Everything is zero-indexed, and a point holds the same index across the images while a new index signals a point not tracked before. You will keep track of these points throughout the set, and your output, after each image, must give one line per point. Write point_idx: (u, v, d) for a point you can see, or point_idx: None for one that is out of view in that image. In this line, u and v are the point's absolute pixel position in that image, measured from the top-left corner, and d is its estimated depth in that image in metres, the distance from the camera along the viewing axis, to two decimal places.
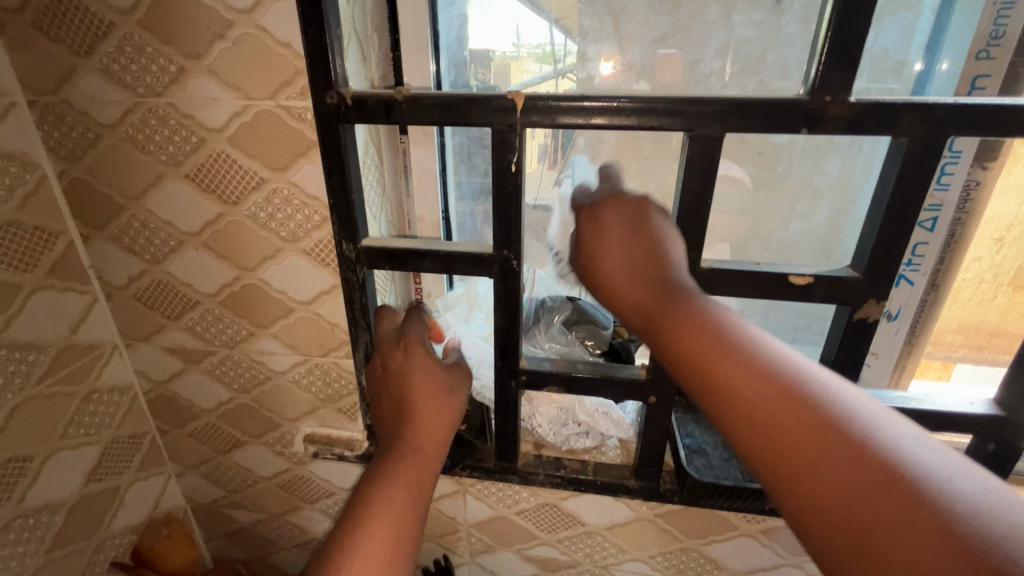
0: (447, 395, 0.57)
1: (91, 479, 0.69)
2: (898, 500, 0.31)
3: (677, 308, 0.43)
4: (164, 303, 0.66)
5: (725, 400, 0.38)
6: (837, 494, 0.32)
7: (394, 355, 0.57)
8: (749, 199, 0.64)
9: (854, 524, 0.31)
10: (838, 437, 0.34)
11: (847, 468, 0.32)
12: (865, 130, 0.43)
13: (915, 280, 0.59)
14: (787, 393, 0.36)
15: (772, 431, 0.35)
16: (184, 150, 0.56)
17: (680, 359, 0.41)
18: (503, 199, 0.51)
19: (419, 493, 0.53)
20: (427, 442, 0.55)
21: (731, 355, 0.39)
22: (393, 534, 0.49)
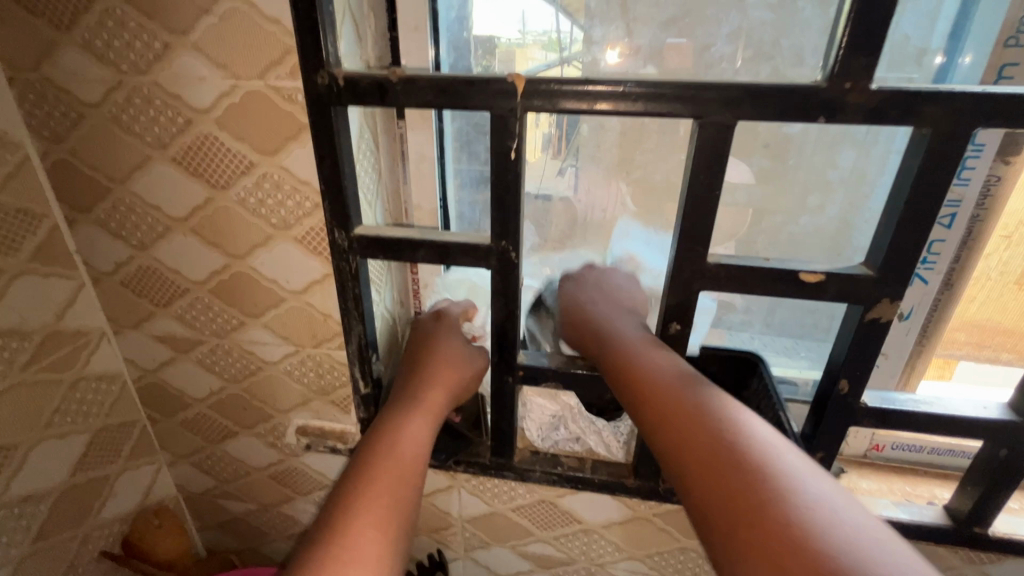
0: (466, 360, 0.61)
1: (78, 468, 0.68)
2: (757, 492, 0.38)
3: (628, 349, 0.53)
4: (152, 290, 0.65)
5: (648, 412, 0.47)
6: (720, 495, 0.39)
7: (427, 324, 0.64)
8: (758, 191, 0.62)
9: (723, 508, 0.39)
10: (725, 445, 0.42)
11: (725, 467, 0.40)
12: (887, 119, 0.41)
13: (929, 279, 0.56)
14: (699, 414, 0.44)
15: (677, 438, 0.44)
16: (170, 131, 0.54)
17: (620, 382, 0.51)
18: (502, 188, 0.49)
19: (428, 435, 0.54)
20: (441, 391, 0.57)
21: (657, 378, 0.48)
22: (403, 464, 0.49)
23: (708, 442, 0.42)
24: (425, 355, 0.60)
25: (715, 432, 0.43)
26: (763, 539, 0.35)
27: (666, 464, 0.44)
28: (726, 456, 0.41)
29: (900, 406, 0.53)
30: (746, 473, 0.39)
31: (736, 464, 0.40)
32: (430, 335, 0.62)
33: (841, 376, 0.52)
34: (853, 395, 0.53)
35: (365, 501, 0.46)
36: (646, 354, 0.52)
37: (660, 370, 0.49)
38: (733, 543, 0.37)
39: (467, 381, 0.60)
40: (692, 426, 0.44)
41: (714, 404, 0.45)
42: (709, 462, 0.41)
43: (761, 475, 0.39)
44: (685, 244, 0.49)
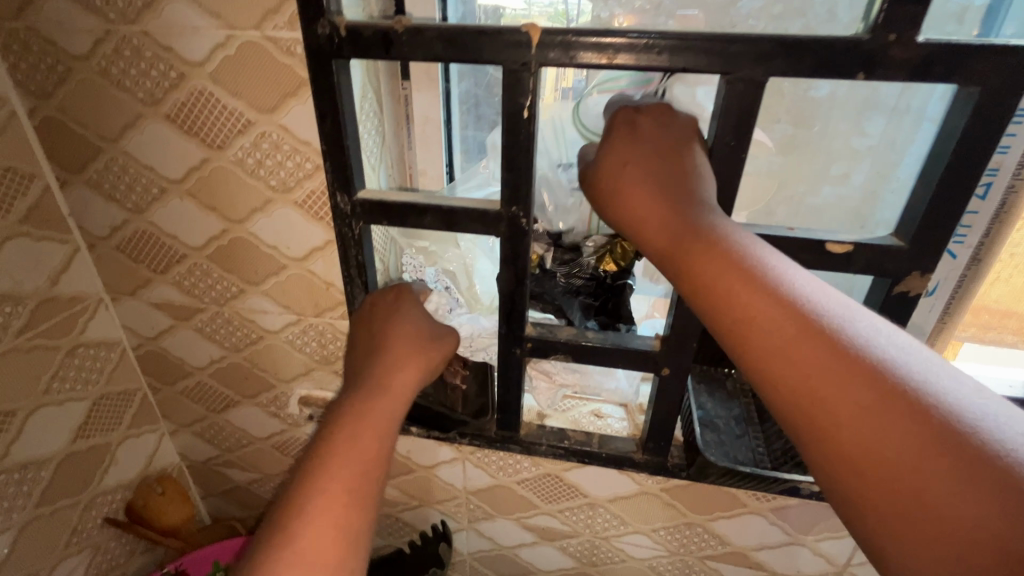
0: (429, 341, 0.53)
1: (78, 436, 0.67)
2: (931, 443, 0.29)
3: (710, 246, 0.39)
4: (149, 255, 0.63)
5: (749, 338, 0.36)
6: (875, 448, 0.30)
7: (387, 299, 0.55)
8: (780, 160, 0.59)
9: (881, 466, 0.30)
10: (872, 378, 0.31)
11: (876, 411, 0.31)
12: (932, 76, 0.38)
13: (958, 252, 0.54)
14: (826, 338, 0.33)
15: (800, 372, 0.33)
16: (162, 87, 0.51)
17: (703, 297, 0.38)
18: (513, 148, 0.46)
19: (385, 433, 0.47)
20: (398, 380, 0.49)
21: (759, 290, 0.36)
22: (350, 475, 0.43)
23: (844, 375, 0.32)
24: (381, 338, 0.52)
25: (853, 361, 0.32)
26: (951, 512, 0.28)
27: (781, 402, 0.34)
28: (874, 390, 0.31)
29: None
30: (909, 417, 0.30)
31: (894, 406, 0.30)
32: (390, 311, 0.54)
33: None
34: None
35: (310, 517, 0.40)
36: (734, 253, 0.38)
37: (757, 278, 0.36)
38: (892, 504, 0.30)
39: (434, 365, 0.53)
40: (820, 355, 0.33)
41: (838, 317, 0.34)
42: (852, 403, 0.31)
43: (934, 420, 0.29)
44: None
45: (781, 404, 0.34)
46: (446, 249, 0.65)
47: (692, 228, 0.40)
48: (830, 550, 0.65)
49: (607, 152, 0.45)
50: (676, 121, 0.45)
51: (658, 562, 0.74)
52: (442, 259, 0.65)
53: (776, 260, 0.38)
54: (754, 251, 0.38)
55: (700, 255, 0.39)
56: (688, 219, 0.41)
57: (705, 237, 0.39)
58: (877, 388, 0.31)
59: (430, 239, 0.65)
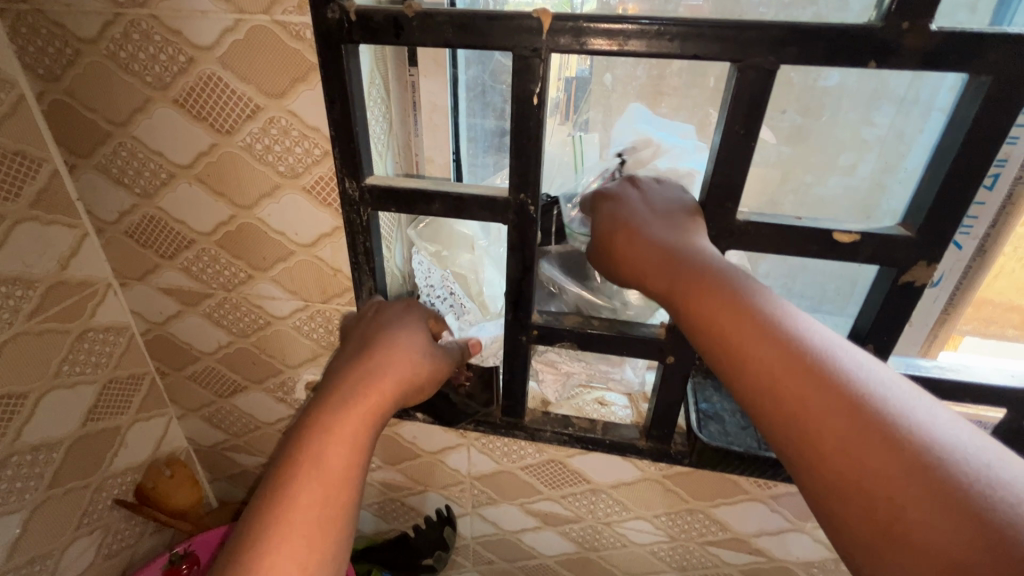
0: (420, 358, 0.51)
1: (89, 419, 0.68)
2: (917, 480, 0.29)
3: (705, 284, 0.41)
4: (157, 240, 0.63)
5: (743, 373, 0.37)
6: (862, 484, 0.30)
7: (392, 311, 0.55)
8: (788, 149, 0.58)
9: (870, 501, 0.30)
10: (858, 414, 0.32)
11: (862, 445, 0.31)
12: (945, 64, 0.38)
13: (964, 244, 0.53)
14: (815, 372, 0.34)
15: (789, 406, 0.34)
16: (171, 71, 0.51)
17: (702, 333, 0.40)
18: (522, 135, 0.46)
19: (358, 452, 0.45)
20: (381, 397, 0.48)
21: (751, 326, 0.37)
22: (315, 496, 0.43)
23: (837, 408, 0.32)
24: (370, 349, 0.51)
25: (838, 392, 0.33)
26: (941, 551, 0.27)
27: (777, 437, 0.35)
28: (866, 424, 0.31)
29: (925, 372, 0.53)
30: (895, 453, 0.30)
31: (879, 442, 0.30)
32: (384, 325, 0.54)
33: (867, 342, 0.51)
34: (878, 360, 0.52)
35: (270, 542, 0.41)
36: (731, 291, 0.40)
37: (749, 313, 0.38)
38: (884, 543, 0.29)
39: (421, 380, 0.51)
40: (808, 389, 0.34)
41: (829, 355, 0.35)
42: (844, 437, 0.31)
43: (920, 457, 0.29)
44: (715, 199, 0.46)
45: (776, 438, 0.35)
46: (460, 253, 0.65)
47: (690, 269, 0.42)
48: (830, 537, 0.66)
49: (602, 219, 0.49)
50: (647, 195, 0.49)
51: (658, 547, 0.75)
52: (455, 263, 0.65)
53: (772, 299, 0.39)
54: (752, 289, 0.40)
55: (699, 294, 0.41)
56: (686, 260, 0.43)
57: (704, 277, 0.41)
58: (870, 422, 0.31)
59: (444, 245, 0.65)
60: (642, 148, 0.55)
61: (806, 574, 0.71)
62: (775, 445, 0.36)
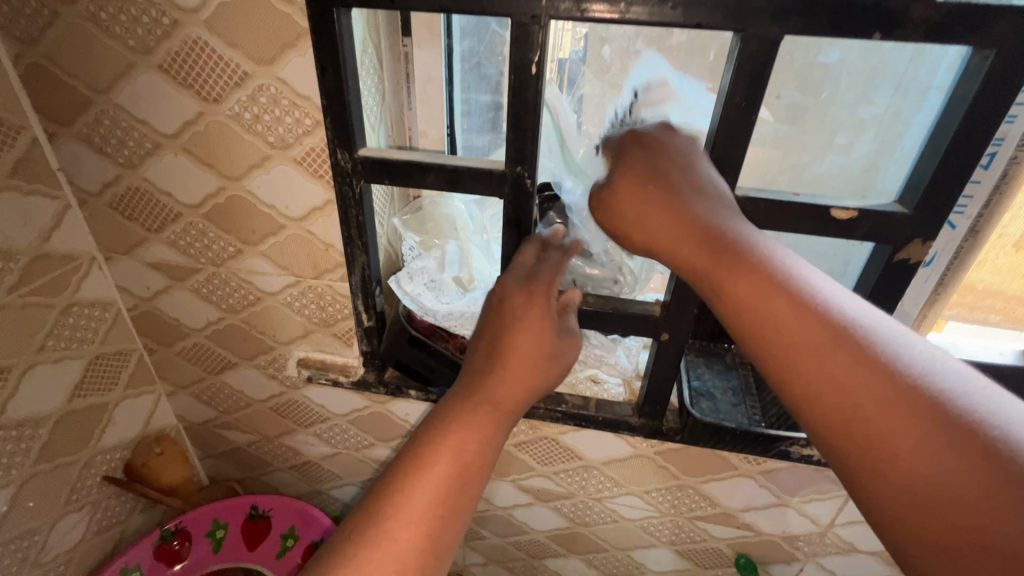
0: (553, 356, 0.47)
1: (75, 395, 0.67)
2: (966, 461, 0.29)
3: (743, 257, 0.38)
4: (143, 213, 0.61)
5: (783, 354, 0.35)
6: (908, 466, 0.31)
7: (515, 302, 0.46)
8: (786, 128, 0.58)
9: (917, 485, 0.30)
10: (907, 396, 0.31)
11: (911, 429, 0.31)
12: (950, 37, 0.37)
13: (957, 223, 0.54)
14: (861, 353, 0.33)
15: (832, 388, 0.33)
16: (154, 34, 0.49)
17: (736, 310, 0.37)
18: (519, 106, 0.45)
19: (479, 456, 0.42)
20: (513, 398, 0.45)
21: (792, 302, 0.35)
22: (447, 476, 0.41)
23: (883, 387, 0.32)
24: (503, 345, 0.45)
25: (885, 373, 0.32)
26: (987, 529, 0.28)
27: (816, 419, 0.34)
28: (927, 415, 0.31)
29: None
30: (945, 435, 0.30)
31: (928, 425, 0.30)
32: (509, 316, 0.46)
33: None
34: None
35: (397, 509, 0.40)
36: (768, 264, 0.37)
37: (790, 289, 0.36)
38: (928, 522, 0.30)
39: (546, 380, 0.47)
40: (854, 372, 0.33)
41: (871, 333, 0.34)
42: (906, 433, 0.31)
43: (970, 437, 0.30)
44: (713, 174, 0.46)
45: (816, 419, 0.34)
46: (444, 230, 0.64)
47: (727, 246, 0.38)
48: (816, 511, 0.67)
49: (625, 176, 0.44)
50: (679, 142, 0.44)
51: (648, 522, 0.76)
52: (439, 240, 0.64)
53: (810, 272, 0.37)
54: (787, 260, 0.38)
55: (733, 265, 0.38)
56: (716, 229, 0.40)
57: (737, 248, 0.38)
58: (922, 404, 0.31)
59: (433, 224, 0.65)
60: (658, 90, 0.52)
61: (791, 547, 0.73)
62: (812, 425, 0.35)
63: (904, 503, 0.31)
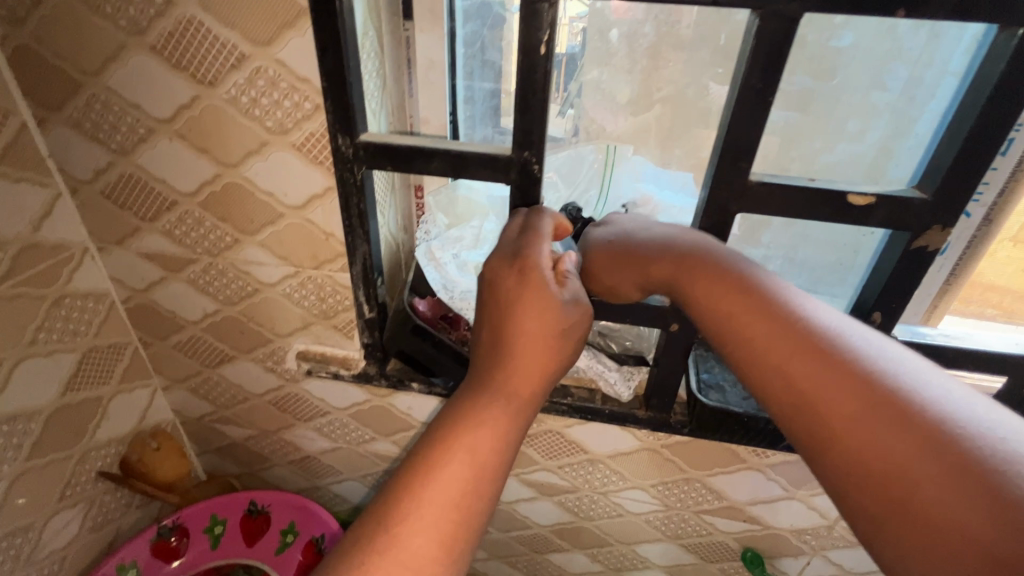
0: (562, 340, 0.45)
1: (68, 389, 0.66)
2: (908, 440, 0.32)
3: (710, 272, 0.43)
4: (136, 201, 0.59)
5: (748, 356, 0.40)
6: (857, 447, 0.34)
7: (508, 280, 0.45)
8: (797, 114, 0.56)
9: (867, 464, 0.33)
10: (855, 385, 0.35)
11: (857, 414, 0.34)
12: (975, 14, 0.36)
13: (972, 212, 0.52)
14: (813, 350, 0.37)
15: (790, 383, 0.38)
16: (147, 14, 0.47)
17: (709, 319, 0.43)
18: (527, 88, 0.44)
19: (496, 454, 0.41)
20: (526, 389, 0.44)
21: (755, 311, 0.40)
22: (461, 472, 0.39)
23: (832, 378, 0.36)
24: (508, 333, 0.44)
25: (835, 367, 0.36)
26: (924, 500, 0.31)
27: (781, 413, 0.38)
28: (871, 399, 0.34)
29: (928, 341, 0.53)
30: (887, 418, 0.33)
31: (872, 409, 0.34)
32: (512, 299, 0.45)
33: (874, 309, 0.50)
34: (884, 328, 0.51)
35: (409, 507, 0.38)
36: (735, 278, 0.42)
37: (754, 299, 0.41)
38: (879, 499, 0.33)
39: (556, 373, 0.46)
40: (807, 367, 0.37)
41: (825, 333, 0.38)
42: (856, 415, 0.34)
43: (910, 419, 0.33)
44: (727, 158, 0.44)
45: (782, 414, 0.38)
46: (470, 215, 0.63)
47: (697, 266, 0.44)
48: (825, 505, 0.67)
49: (596, 233, 0.51)
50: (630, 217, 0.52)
51: (654, 517, 0.75)
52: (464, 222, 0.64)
53: (778, 284, 0.42)
54: (755, 273, 0.43)
55: (704, 282, 0.44)
56: (684, 253, 0.45)
57: (705, 267, 0.44)
58: (868, 392, 0.35)
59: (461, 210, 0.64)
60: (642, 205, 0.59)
61: (798, 541, 0.72)
62: (780, 421, 0.39)
63: (859, 486, 0.34)
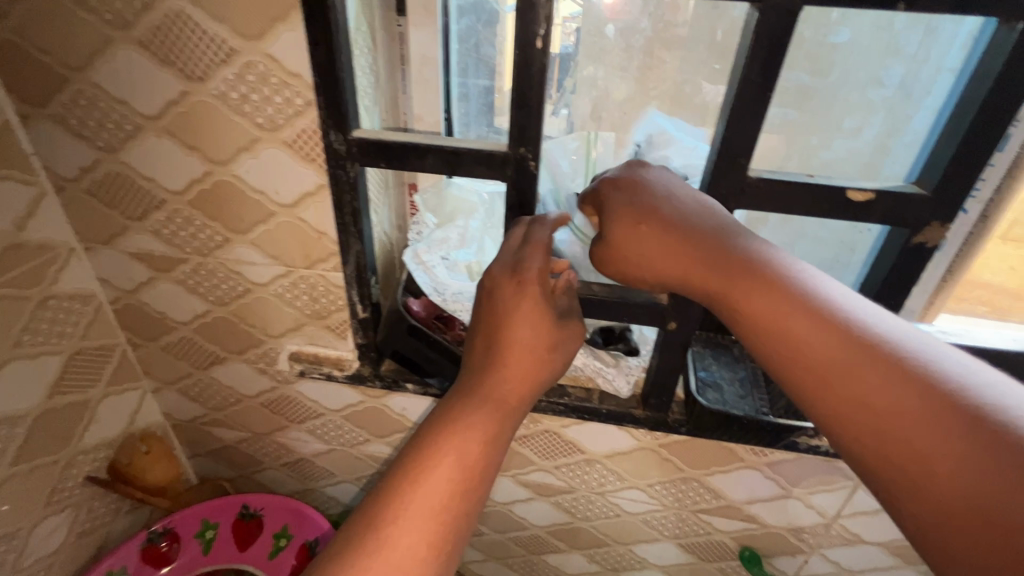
0: (552, 349, 0.45)
1: (55, 392, 0.64)
2: (983, 459, 0.29)
3: (749, 271, 0.40)
4: (124, 200, 0.58)
5: (795, 364, 0.37)
6: (926, 467, 0.31)
7: (506, 291, 0.44)
8: (794, 111, 0.56)
9: (938, 486, 0.30)
10: (920, 398, 0.32)
11: (924, 430, 0.31)
12: (975, 7, 0.36)
13: (968, 209, 0.52)
14: (871, 359, 0.34)
15: (845, 394, 0.34)
16: (133, 8, 0.46)
17: (748, 323, 0.39)
18: (523, 83, 0.43)
19: (484, 458, 0.40)
20: (514, 396, 0.43)
21: (803, 315, 0.37)
22: (450, 479, 0.39)
23: (893, 390, 0.33)
24: (499, 341, 0.44)
25: (896, 377, 0.33)
26: (1009, 528, 0.28)
27: (834, 427, 0.35)
28: (940, 414, 0.31)
29: None
30: (958, 434, 0.30)
31: (940, 424, 0.31)
32: (505, 308, 0.44)
33: (873, 306, 0.50)
34: None
35: (397, 512, 0.38)
36: (778, 278, 0.39)
37: (800, 301, 0.37)
38: (952, 525, 0.30)
39: (546, 377, 0.45)
40: (865, 377, 0.34)
41: (883, 338, 0.35)
42: (940, 446, 0.31)
43: (988, 437, 0.30)
44: (726, 154, 0.44)
45: (835, 427, 0.35)
46: (457, 211, 0.62)
47: (734, 264, 0.40)
48: (823, 503, 0.66)
49: (619, 212, 0.44)
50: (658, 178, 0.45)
51: (651, 516, 0.75)
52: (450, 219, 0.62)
53: (824, 284, 0.39)
54: (798, 272, 0.39)
55: (741, 281, 0.40)
56: (718, 248, 0.41)
57: (744, 265, 0.40)
58: (935, 404, 0.32)
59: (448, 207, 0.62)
60: (657, 140, 0.56)
61: (796, 539, 0.72)
62: (832, 436, 0.36)
63: (929, 509, 0.31)
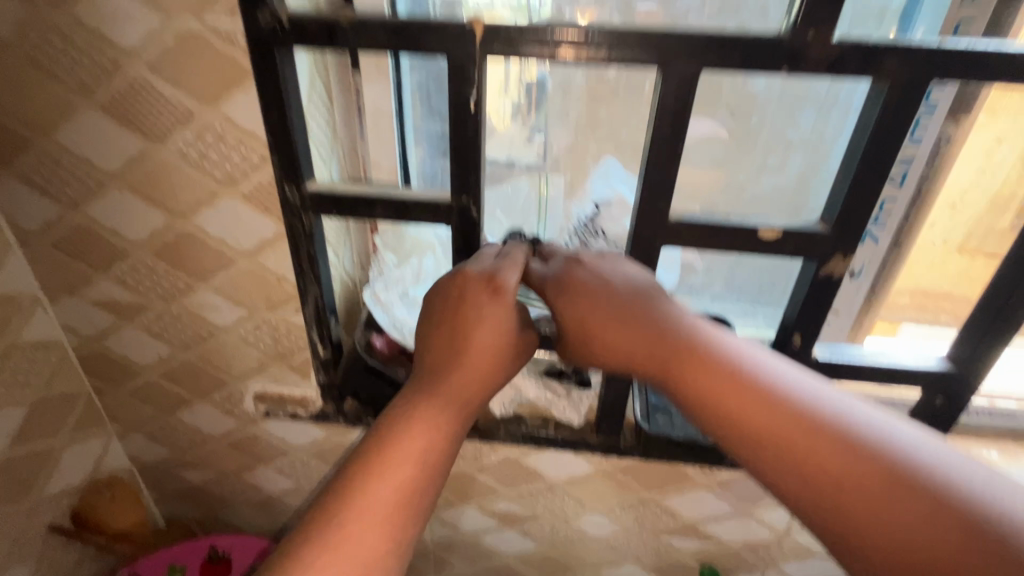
0: (507, 349, 0.48)
1: (18, 441, 0.65)
2: (922, 513, 0.34)
3: (700, 354, 0.43)
4: (88, 251, 0.60)
5: (754, 444, 0.40)
6: (880, 526, 0.35)
7: (479, 296, 0.46)
8: (722, 149, 0.61)
9: (892, 544, 0.35)
10: (863, 465, 0.36)
11: (872, 493, 0.36)
12: (847, 71, 0.41)
13: (880, 237, 0.57)
14: (817, 434, 0.38)
15: (802, 469, 0.38)
16: (95, 76, 0.49)
17: (705, 406, 0.42)
18: (461, 139, 0.47)
19: (443, 456, 0.44)
20: (473, 395, 0.46)
21: (753, 397, 0.41)
22: (407, 472, 0.42)
23: (840, 462, 0.37)
24: (460, 343, 0.46)
25: (839, 448, 0.37)
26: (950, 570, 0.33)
27: (796, 498, 0.39)
28: (883, 476, 0.36)
29: (849, 358, 0.57)
30: (898, 493, 0.35)
31: (883, 486, 0.36)
32: (470, 316, 0.46)
33: (794, 331, 0.54)
34: (805, 348, 0.55)
35: (356, 503, 0.40)
36: (725, 361, 0.42)
37: (749, 384, 0.41)
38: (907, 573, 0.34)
39: (502, 379, 0.48)
40: (817, 452, 0.38)
41: (821, 412, 0.39)
42: (889, 508, 0.35)
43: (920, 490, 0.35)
44: (648, 199, 0.48)
45: (797, 499, 0.39)
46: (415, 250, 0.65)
47: (684, 350, 0.43)
48: (773, 518, 0.69)
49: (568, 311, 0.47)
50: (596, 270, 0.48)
51: (614, 539, 0.77)
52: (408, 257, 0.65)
53: (761, 360, 0.43)
54: (738, 352, 0.43)
55: (695, 366, 0.43)
56: (666, 333, 0.45)
57: (693, 349, 0.43)
58: (877, 470, 0.36)
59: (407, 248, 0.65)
60: (615, 206, 0.58)
61: (752, 556, 0.74)
62: (794, 506, 0.39)
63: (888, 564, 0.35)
